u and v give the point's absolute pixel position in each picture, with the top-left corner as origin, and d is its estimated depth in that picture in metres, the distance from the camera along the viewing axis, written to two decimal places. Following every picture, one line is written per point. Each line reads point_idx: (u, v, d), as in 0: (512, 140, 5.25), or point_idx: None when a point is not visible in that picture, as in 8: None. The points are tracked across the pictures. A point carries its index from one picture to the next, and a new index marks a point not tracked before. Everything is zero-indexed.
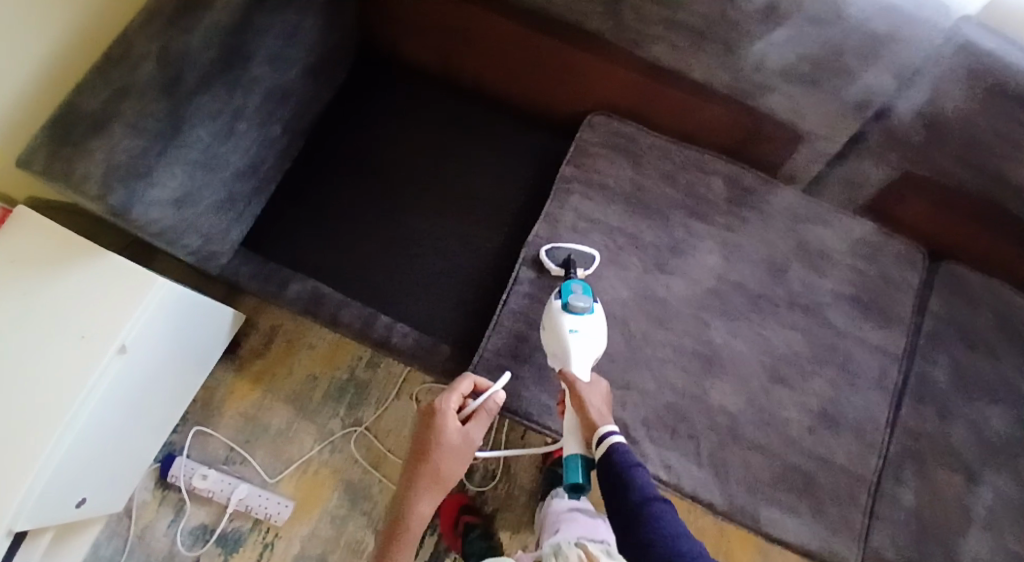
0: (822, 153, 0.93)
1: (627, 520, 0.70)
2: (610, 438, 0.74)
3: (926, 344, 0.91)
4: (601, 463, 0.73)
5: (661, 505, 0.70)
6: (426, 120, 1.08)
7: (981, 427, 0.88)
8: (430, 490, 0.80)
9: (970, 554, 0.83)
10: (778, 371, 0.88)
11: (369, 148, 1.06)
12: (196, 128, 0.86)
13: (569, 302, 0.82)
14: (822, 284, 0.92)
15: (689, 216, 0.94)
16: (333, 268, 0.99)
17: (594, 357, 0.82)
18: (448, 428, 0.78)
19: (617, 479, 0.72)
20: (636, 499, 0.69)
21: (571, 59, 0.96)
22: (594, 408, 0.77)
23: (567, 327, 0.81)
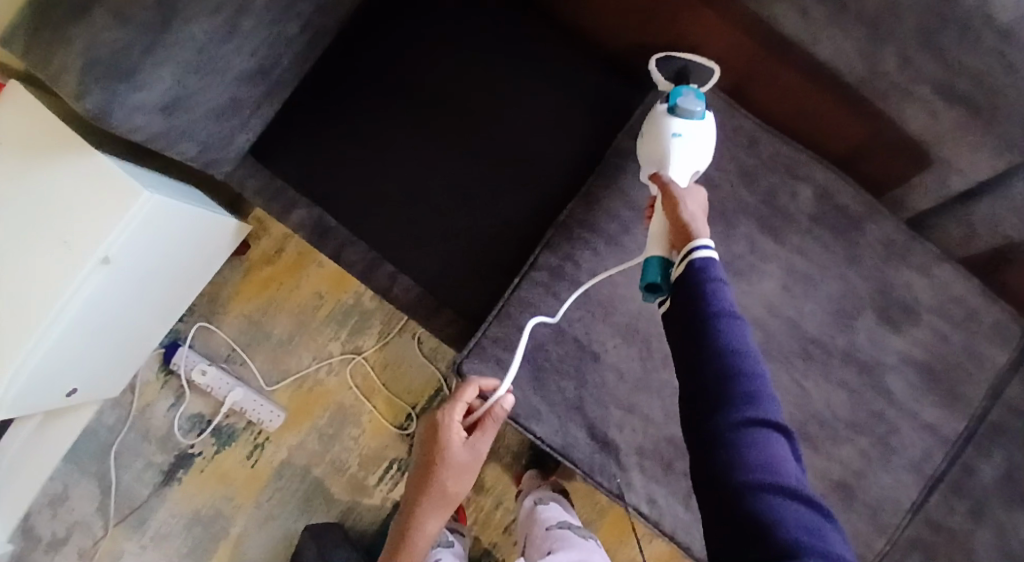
0: (948, 188, 0.74)
1: (689, 336, 0.53)
2: (696, 249, 0.55)
3: (986, 435, 0.79)
4: (679, 273, 0.56)
5: (736, 324, 0.52)
6: (481, 32, 0.89)
7: (1012, 536, 0.77)
8: (437, 503, 0.73)
9: None
10: (805, 430, 0.77)
11: (405, 57, 0.89)
12: (189, 27, 0.69)
13: (678, 104, 0.70)
14: (891, 341, 0.78)
15: (758, 228, 0.79)
16: (342, 199, 0.88)
17: (696, 167, 0.69)
18: (452, 443, 0.70)
19: (687, 290, 0.54)
20: (706, 314, 0.52)
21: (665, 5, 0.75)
22: (687, 210, 0.60)
23: (670, 129, 0.69)
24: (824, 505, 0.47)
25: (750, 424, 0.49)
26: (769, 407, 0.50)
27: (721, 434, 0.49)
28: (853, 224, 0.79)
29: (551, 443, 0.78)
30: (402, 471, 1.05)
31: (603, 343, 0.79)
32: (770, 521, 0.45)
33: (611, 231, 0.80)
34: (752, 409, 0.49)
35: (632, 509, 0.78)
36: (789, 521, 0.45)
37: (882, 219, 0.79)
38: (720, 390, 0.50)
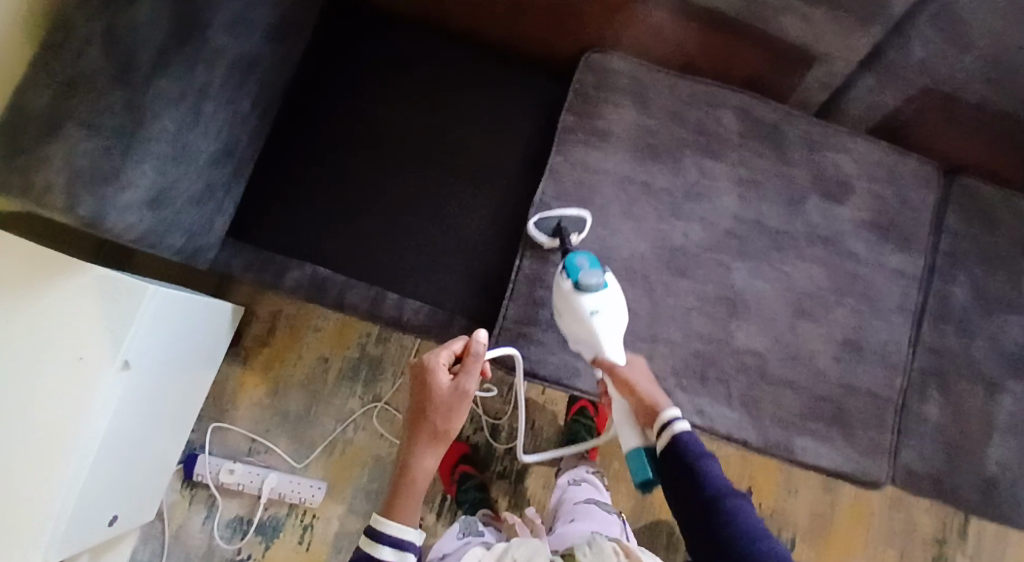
0: (838, 74, 0.88)
1: (701, 528, 0.67)
2: (673, 425, 0.72)
3: (944, 263, 0.91)
4: (670, 446, 0.72)
5: (736, 501, 0.68)
6: (411, 72, 0.99)
7: (999, 338, 0.89)
8: (430, 443, 0.76)
9: (992, 460, 0.86)
10: (801, 305, 0.88)
11: (351, 108, 0.98)
12: (160, 117, 0.75)
13: (580, 281, 0.78)
14: (841, 212, 0.90)
15: (702, 154, 0.90)
16: (330, 249, 0.93)
17: (620, 332, 0.79)
18: (437, 380, 0.75)
19: (687, 468, 0.70)
20: (708, 494, 0.68)
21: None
22: (644, 389, 0.76)
23: (587, 310, 0.78)
24: None
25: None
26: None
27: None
28: (773, 129, 0.91)
29: (593, 392, 0.86)
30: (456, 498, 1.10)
31: None
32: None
33: (582, 196, 0.88)
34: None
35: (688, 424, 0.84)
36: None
37: (794, 117, 0.92)
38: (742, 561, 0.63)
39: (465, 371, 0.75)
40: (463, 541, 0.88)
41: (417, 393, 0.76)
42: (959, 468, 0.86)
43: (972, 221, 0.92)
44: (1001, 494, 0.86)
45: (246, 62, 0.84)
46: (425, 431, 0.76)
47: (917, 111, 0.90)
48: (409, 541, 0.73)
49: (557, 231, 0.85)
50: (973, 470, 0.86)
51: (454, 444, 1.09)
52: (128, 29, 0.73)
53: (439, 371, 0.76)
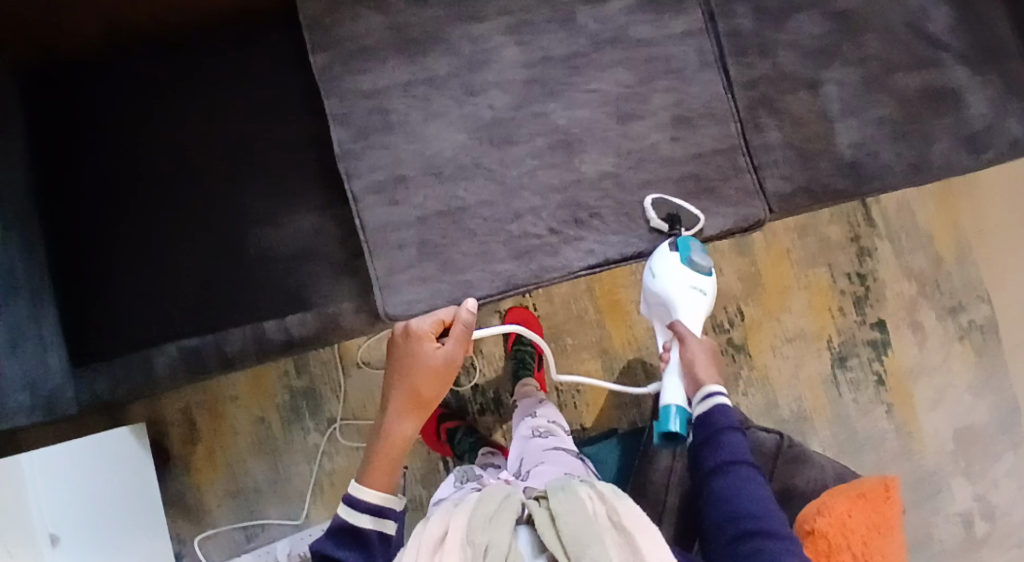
0: None
1: (699, 459, 0.80)
2: (716, 396, 0.80)
3: (719, 4, 0.93)
4: (704, 416, 0.80)
5: (743, 468, 0.78)
6: (154, 109, 0.90)
7: (795, 39, 0.93)
8: (412, 407, 0.85)
9: (844, 144, 0.92)
10: (622, 109, 0.89)
11: (122, 167, 0.89)
12: None
13: (692, 259, 0.82)
14: (610, 9, 0.90)
15: (464, 24, 0.87)
16: (187, 316, 0.88)
17: (698, 320, 0.85)
18: (425, 348, 0.82)
19: (706, 436, 0.79)
20: (716, 461, 0.78)
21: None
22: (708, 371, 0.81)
23: (688, 286, 0.83)
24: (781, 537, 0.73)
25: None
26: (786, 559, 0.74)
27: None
28: None
29: (500, 292, 0.85)
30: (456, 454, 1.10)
31: (456, 195, 0.85)
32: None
33: (379, 124, 0.85)
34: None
35: (586, 269, 0.87)
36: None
37: None
38: (722, 505, 0.76)
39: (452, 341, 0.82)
40: (460, 485, 0.87)
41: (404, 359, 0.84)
42: (819, 169, 0.91)
43: None
44: (864, 168, 0.92)
45: None
46: (408, 396, 0.85)
47: None
48: (389, 510, 0.81)
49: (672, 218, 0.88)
50: (832, 161, 0.92)
51: (428, 409, 1.08)
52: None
53: (428, 341, 0.83)
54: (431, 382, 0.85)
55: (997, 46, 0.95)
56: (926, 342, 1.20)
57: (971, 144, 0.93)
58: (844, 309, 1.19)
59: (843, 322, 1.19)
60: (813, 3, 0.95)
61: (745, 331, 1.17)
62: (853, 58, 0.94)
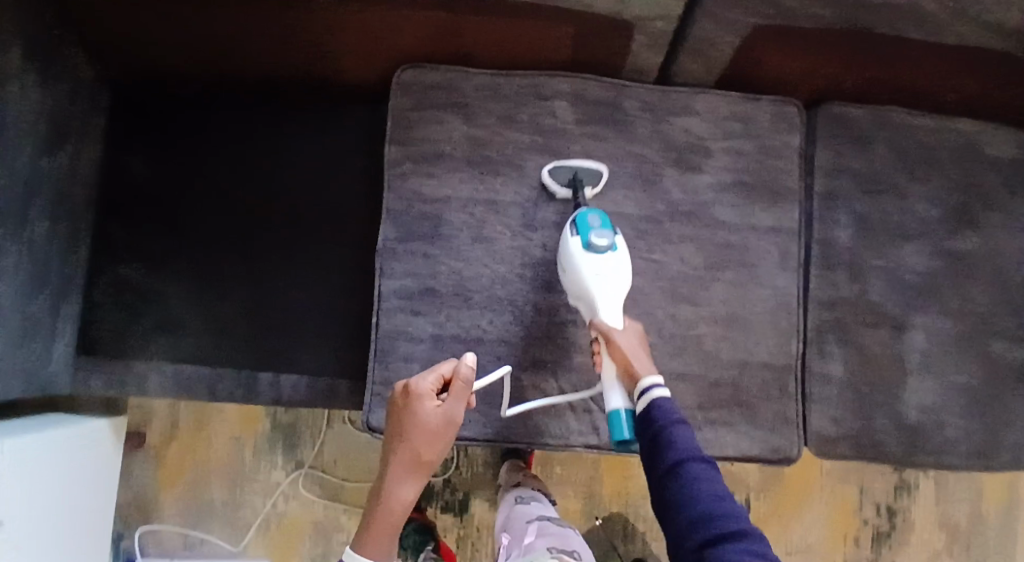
0: (661, 34, 0.80)
1: (653, 458, 0.64)
2: (649, 392, 0.66)
3: (822, 207, 0.85)
4: (643, 415, 0.66)
5: (703, 466, 0.61)
6: (226, 137, 0.92)
7: (894, 270, 0.84)
8: (413, 476, 0.73)
9: (911, 403, 0.83)
10: (676, 290, 0.82)
11: (175, 194, 0.91)
12: None
13: (590, 241, 0.74)
14: (701, 181, 0.84)
15: (544, 155, 0.84)
16: (191, 343, 0.89)
17: (621, 296, 0.74)
18: (425, 407, 0.71)
19: (652, 441, 0.64)
20: (670, 458, 0.61)
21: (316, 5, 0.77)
22: (637, 361, 0.69)
23: (589, 272, 0.74)
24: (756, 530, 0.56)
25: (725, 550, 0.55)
26: (734, 517, 0.57)
27: (694, 552, 0.57)
28: (612, 108, 0.84)
29: (485, 436, 0.81)
30: None
31: (477, 324, 0.82)
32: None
33: (427, 231, 0.82)
34: (722, 538, 0.56)
35: (582, 447, 0.81)
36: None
37: (630, 88, 0.84)
38: (681, 513, 0.59)
39: (454, 397, 0.72)
40: None
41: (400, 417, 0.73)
42: (872, 421, 0.82)
43: (848, 154, 0.85)
44: (925, 435, 0.82)
45: (28, 183, 0.77)
46: (408, 463, 0.73)
47: (757, 52, 0.82)
48: None
49: (575, 183, 0.82)
50: (891, 418, 0.82)
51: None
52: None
53: (427, 399, 0.72)
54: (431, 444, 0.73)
55: None
56: None
57: None
58: (859, 541, 1.09)
59: (853, 554, 1.09)
60: (929, 237, 0.85)
61: None
62: (950, 310, 0.84)
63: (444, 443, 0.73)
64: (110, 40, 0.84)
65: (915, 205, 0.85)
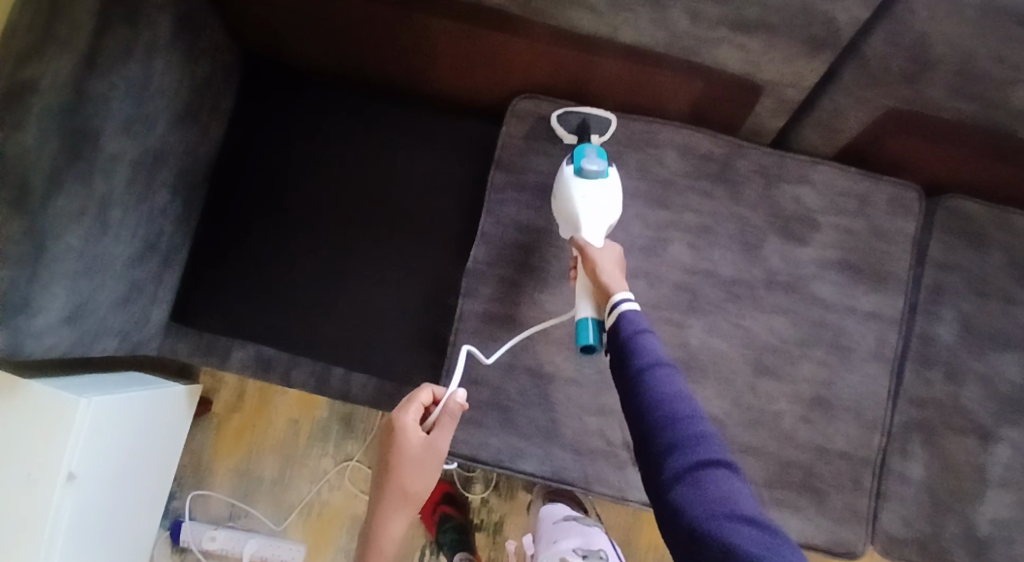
0: (791, 100, 0.79)
1: (620, 368, 0.65)
2: (621, 306, 0.67)
3: (928, 299, 0.83)
4: (611, 330, 0.67)
5: (667, 373, 0.63)
6: (337, 132, 0.95)
7: (993, 378, 0.81)
8: (401, 507, 0.76)
9: (987, 518, 0.79)
10: (761, 360, 0.81)
11: (281, 170, 0.95)
12: (62, 236, 0.69)
13: (581, 167, 0.75)
14: (803, 254, 0.82)
15: (648, 203, 0.83)
16: (276, 325, 0.91)
17: (607, 223, 0.75)
18: (408, 440, 0.74)
19: (619, 346, 0.65)
20: (637, 366, 0.63)
21: (447, 20, 0.78)
22: (609, 276, 0.70)
23: (578, 194, 0.75)
24: (733, 463, 0.59)
25: (681, 456, 0.58)
26: (695, 422, 0.60)
27: (658, 454, 0.60)
28: (723, 166, 0.84)
29: (542, 474, 0.80)
30: (436, 554, 1.09)
31: (552, 360, 0.81)
32: (676, 503, 0.57)
33: (518, 259, 0.83)
34: (681, 447, 0.59)
35: (639, 502, 0.80)
36: (688, 502, 0.56)
37: (747, 150, 0.84)
38: (648, 414, 0.61)
39: (437, 428, 0.73)
40: None
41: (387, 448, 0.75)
42: (945, 530, 0.79)
43: (960, 248, 0.83)
44: (996, 554, 0.79)
45: (152, 155, 0.80)
46: (396, 494, 0.76)
47: (884, 132, 0.80)
48: None
49: (580, 128, 0.83)
50: (964, 529, 0.79)
51: (437, 484, 1.08)
52: (14, 151, 0.61)
53: (411, 430, 0.74)
54: (419, 474, 0.75)
55: None
56: None
57: None
58: None
59: None
60: None
61: None
62: None
63: (428, 474, 0.75)
64: (244, 12, 0.86)
65: None
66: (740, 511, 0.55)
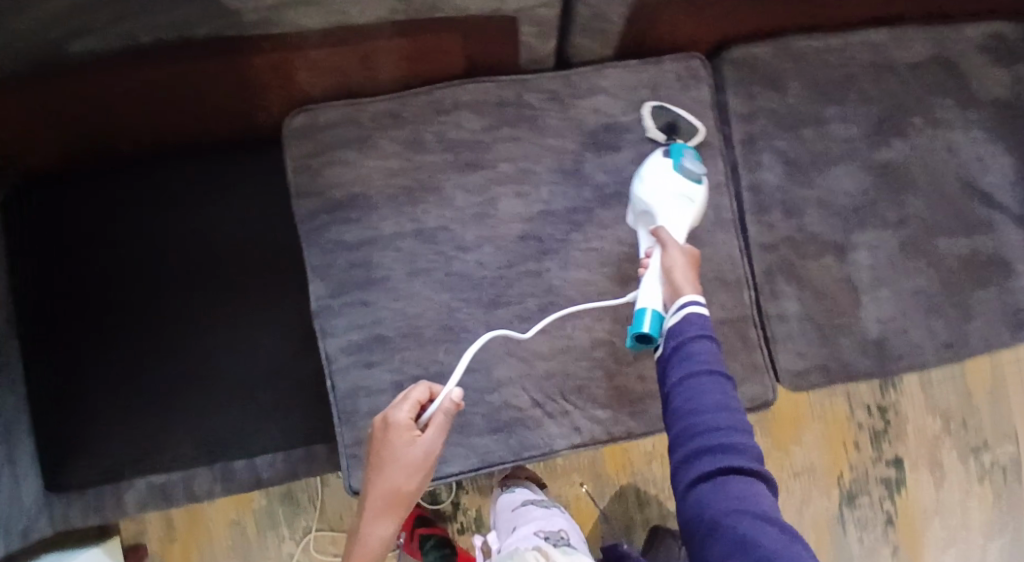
0: (546, 21, 0.77)
1: (667, 366, 0.64)
2: (687, 307, 0.64)
3: (744, 152, 0.85)
4: (672, 328, 0.65)
5: (715, 381, 0.61)
6: (142, 219, 0.86)
7: (828, 196, 0.85)
8: (389, 511, 0.69)
9: (870, 319, 0.84)
10: (623, 272, 0.81)
11: (97, 282, 0.85)
12: None
13: (682, 164, 0.77)
14: (621, 158, 0.83)
15: (461, 171, 0.81)
16: (167, 441, 0.83)
17: (683, 233, 0.76)
18: (400, 442, 0.66)
19: (672, 346, 0.63)
20: (688, 371, 0.61)
21: (181, 61, 0.72)
22: (685, 274, 0.68)
23: (673, 192, 0.76)
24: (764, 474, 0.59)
25: (711, 461, 0.59)
26: (737, 434, 0.60)
27: (687, 455, 0.60)
28: (517, 106, 0.82)
29: (469, 467, 0.79)
30: None
31: (434, 359, 0.79)
32: (699, 502, 0.58)
33: (361, 278, 0.79)
34: (716, 451, 0.59)
35: (567, 448, 0.81)
36: (708, 503, 0.58)
37: (532, 82, 0.83)
38: (684, 417, 0.61)
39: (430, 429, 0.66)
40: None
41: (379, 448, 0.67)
42: (839, 347, 0.83)
43: (756, 92, 0.86)
44: (891, 347, 0.84)
45: None
46: (383, 497, 0.68)
47: (646, 15, 0.80)
48: None
49: (670, 128, 0.82)
50: (855, 337, 0.84)
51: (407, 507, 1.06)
52: None
53: (405, 430, 0.66)
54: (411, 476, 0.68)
55: None
56: (943, 481, 1.18)
57: (1013, 320, 0.86)
58: (859, 444, 1.17)
59: (857, 458, 1.16)
60: (854, 155, 0.86)
61: None
62: (888, 220, 0.85)
63: (421, 478, 0.68)
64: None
65: (837, 129, 0.86)
66: (760, 518, 0.56)
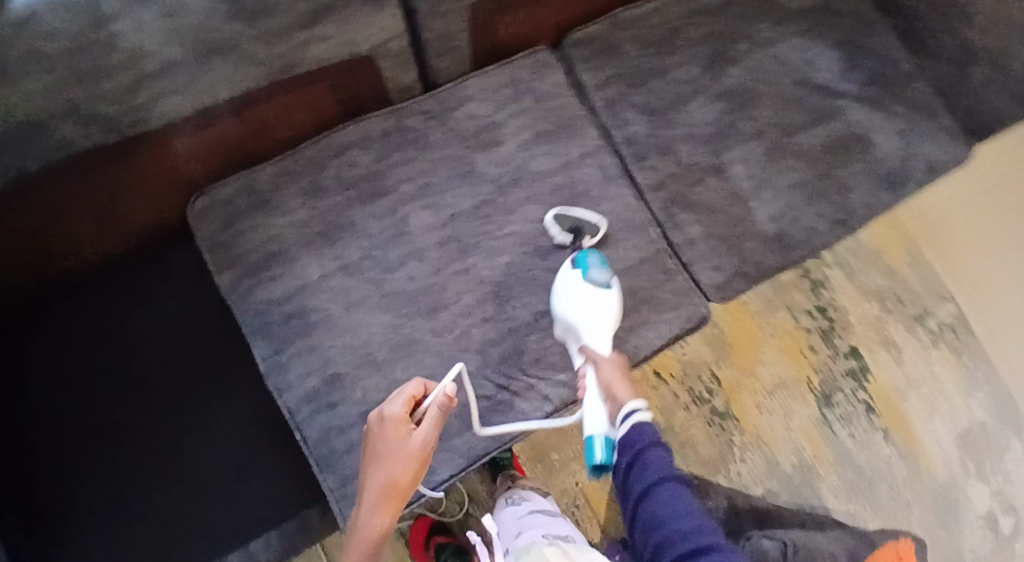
0: (399, 51, 0.87)
1: (627, 479, 0.78)
2: (634, 416, 0.78)
3: (609, 115, 0.95)
4: (625, 439, 0.78)
5: (675, 488, 0.77)
6: (75, 335, 0.87)
7: (692, 128, 0.95)
8: (386, 505, 0.70)
9: (764, 219, 0.93)
10: (539, 245, 0.89)
11: (45, 406, 0.84)
12: None
13: (588, 275, 0.82)
14: (505, 149, 0.91)
15: (366, 202, 0.88)
16: (152, 542, 0.80)
17: (605, 338, 0.83)
18: (396, 432, 0.70)
19: (629, 458, 0.77)
20: (654, 480, 0.76)
21: (73, 178, 0.79)
22: (620, 387, 0.80)
23: (582, 302, 0.82)
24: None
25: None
26: (710, 539, 0.75)
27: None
28: (399, 133, 0.90)
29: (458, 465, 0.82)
30: None
31: (395, 376, 0.83)
32: None
33: (302, 326, 0.84)
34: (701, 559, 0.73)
35: (544, 417, 0.85)
36: None
37: (406, 109, 0.91)
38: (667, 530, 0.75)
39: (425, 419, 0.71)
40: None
41: (376, 442, 0.71)
42: (746, 251, 0.91)
43: (602, 63, 0.96)
44: (790, 238, 0.93)
45: None
46: (379, 490, 0.70)
47: (484, 25, 0.91)
48: None
49: (575, 231, 0.88)
50: (757, 238, 0.92)
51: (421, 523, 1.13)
52: None
53: (400, 422, 0.71)
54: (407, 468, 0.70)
55: (885, 82, 1.00)
56: (903, 357, 1.25)
57: (890, 182, 0.96)
58: (815, 347, 1.25)
59: (818, 360, 1.24)
60: (702, 89, 0.97)
61: (725, 396, 1.22)
62: (750, 133, 0.96)
63: (415, 470, 0.70)
64: None
65: (680, 72, 0.97)
66: None
